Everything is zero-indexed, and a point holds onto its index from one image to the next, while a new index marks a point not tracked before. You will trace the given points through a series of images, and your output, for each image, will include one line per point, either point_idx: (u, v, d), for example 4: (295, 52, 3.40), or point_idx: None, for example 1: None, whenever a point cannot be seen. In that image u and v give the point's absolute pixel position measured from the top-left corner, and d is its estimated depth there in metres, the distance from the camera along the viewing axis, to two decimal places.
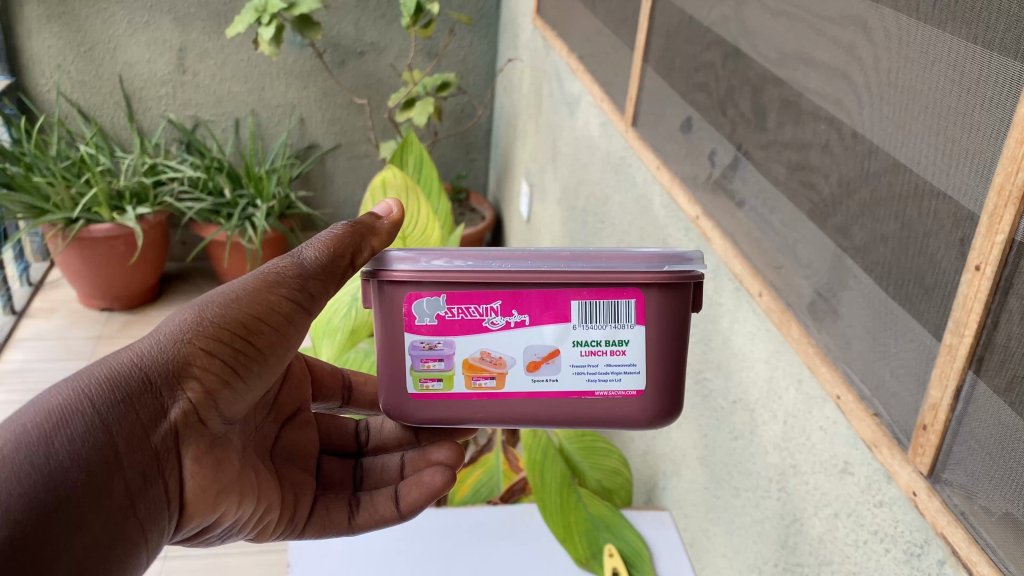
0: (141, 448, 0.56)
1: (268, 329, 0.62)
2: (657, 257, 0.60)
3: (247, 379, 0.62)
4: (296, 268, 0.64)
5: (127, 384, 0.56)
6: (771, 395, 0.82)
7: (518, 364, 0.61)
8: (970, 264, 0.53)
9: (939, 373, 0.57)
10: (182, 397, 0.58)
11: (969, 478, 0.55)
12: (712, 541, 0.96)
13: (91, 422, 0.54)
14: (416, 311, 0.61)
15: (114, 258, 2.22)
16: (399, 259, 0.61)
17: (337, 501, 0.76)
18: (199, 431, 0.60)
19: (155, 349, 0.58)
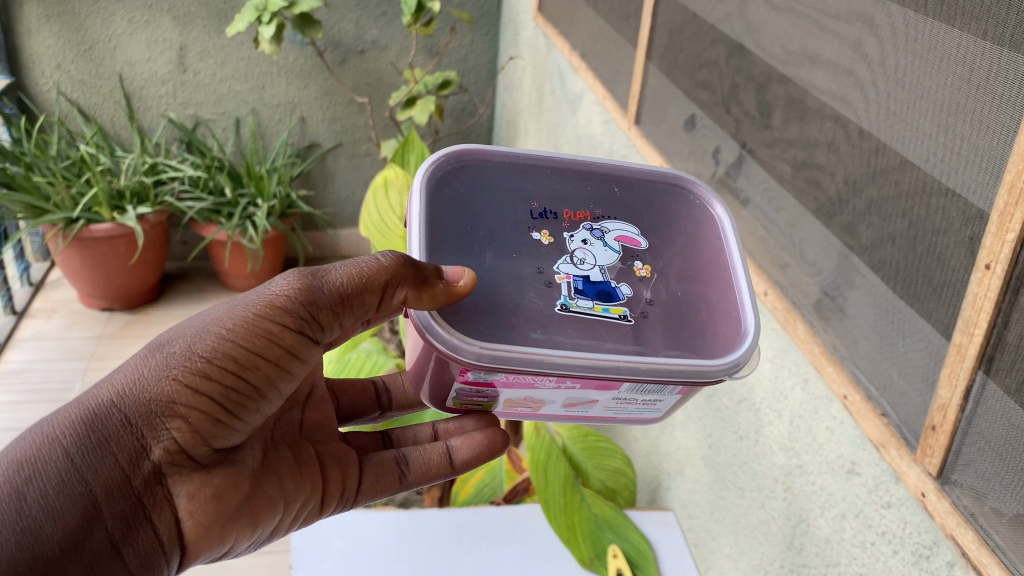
0: (123, 492, 0.54)
1: (266, 360, 0.58)
2: (719, 368, 0.60)
3: (242, 413, 0.58)
4: (304, 293, 0.58)
5: (105, 426, 0.54)
6: (777, 395, 0.81)
7: (557, 404, 0.63)
8: (980, 263, 0.53)
9: (949, 373, 0.56)
10: (166, 438, 0.55)
11: (979, 479, 0.54)
12: (716, 541, 0.95)
13: (65, 470, 0.52)
14: (471, 378, 0.59)
15: (114, 257, 2.22)
16: (457, 347, 0.56)
17: (383, 464, 0.73)
18: (190, 469, 0.57)
19: (140, 385, 0.55)
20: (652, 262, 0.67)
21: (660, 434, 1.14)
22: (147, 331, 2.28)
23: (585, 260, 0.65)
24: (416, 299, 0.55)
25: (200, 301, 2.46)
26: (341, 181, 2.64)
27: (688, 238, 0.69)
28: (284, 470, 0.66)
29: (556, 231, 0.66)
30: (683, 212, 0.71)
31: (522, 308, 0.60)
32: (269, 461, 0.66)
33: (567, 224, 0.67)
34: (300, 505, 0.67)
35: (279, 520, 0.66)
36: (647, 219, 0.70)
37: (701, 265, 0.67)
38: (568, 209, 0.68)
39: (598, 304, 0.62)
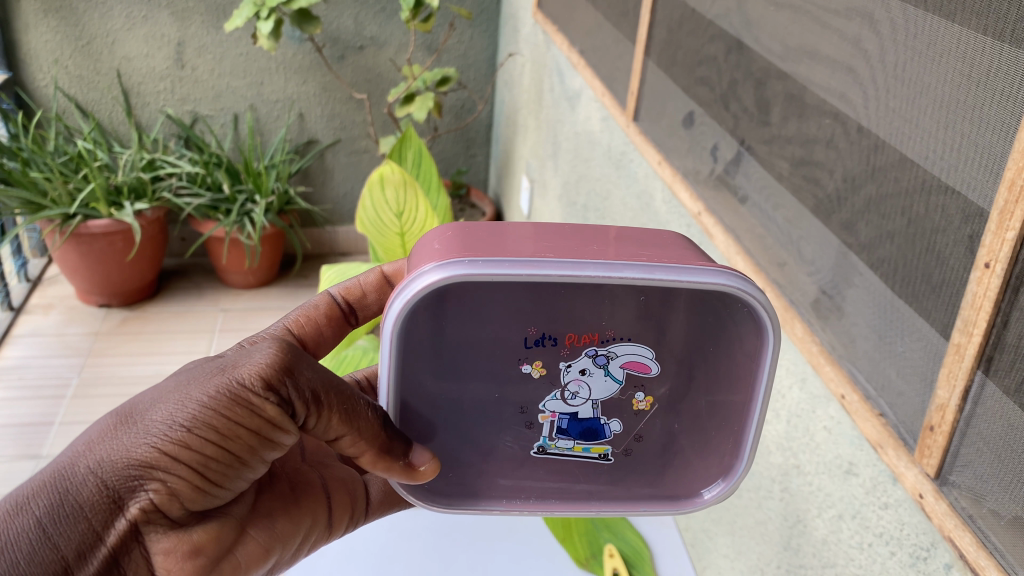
0: (95, 556, 0.49)
1: (255, 430, 0.52)
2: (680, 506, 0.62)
3: (221, 476, 0.52)
4: (281, 364, 0.52)
5: (78, 490, 0.49)
6: (775, 394, 0.80)
7: None
8: (980, 262, 0.52)
9: (947, 372, 0.55)
10: (142, 499, 0.50)
11: (977, 480, 0.53)
12: (713, 541, 0.94)
13: (35, 538, 0.48)
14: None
15: (112, 254, 2.21)
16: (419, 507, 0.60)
17: (389, 480, 0.69)
18: (168, 529, 0.52)
19: (117, 449, 0.49)
20: (656, 388, 0.58)
21: None
22: (144, 328, 2.27)
23: (578, 393, 0.58)
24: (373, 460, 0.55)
25: (198, 298, 2.45)
26: (340, 177, 2.63)
27: (721, 343, 0.57)
28: (278, 510, 0.60)
29: (550, 360, 0.57)
30: (727, 306, 0.55)
31: (496, 453, 0.60)
32: (261, 502, 0.60)
33: (567, 353, 0.56)
34: (301, 539, 0.61)
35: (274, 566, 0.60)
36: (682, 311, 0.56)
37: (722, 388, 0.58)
38: (572, 331, 0.56)
39: (579, 447, 0.59)
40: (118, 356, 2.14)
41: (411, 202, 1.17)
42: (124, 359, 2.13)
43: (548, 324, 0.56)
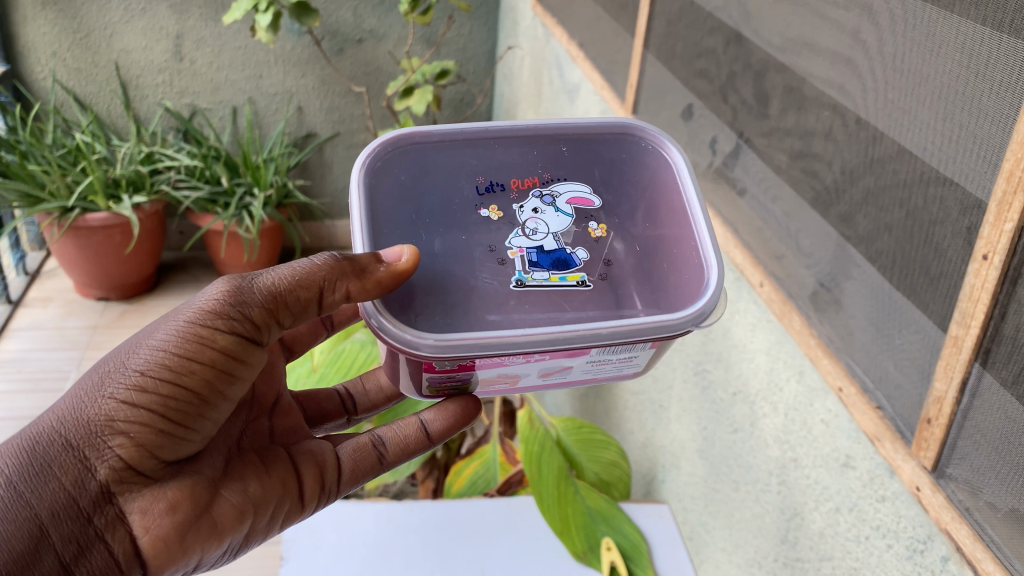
0: (70, 514, 0.54)
1: (204, 366, 0.58)
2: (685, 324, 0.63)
3: (186, 419, 0.58)
4: (226, 300, 0.60)
5: (46, 449, 0.55)
6: (772, 387, 0.80)
7: (534, 378, 0.65)
8: (977, 254, 0.52)
9: (945, 365, 0.55)
10: (108, 455, 0.56)
11: (974, 473, 0.53)
12: (711, 535, 0.94)
13: (9, 498, 0.53)
14: (439, 369, 0.62)
15: (110, 247, 2.21)
16: (415, 346, 0.58)
17: (360, 449, 0.72)
18: (142, 482, 0.57)
19: (78, 409, 0.56)
20: (605, 220, 0.72)
21: (656, 426, 1.13)
22: (142, 322, 2.27)
23: (538, 229, 0.70)
24: (361, 292, 0.59)
25: (196, 292, 2.45)
26: (339, 170, 2.63)
27: (635, 187, 0.75)
28: (250, 475, 0.65)
29: (504, 205, 0.71)
30: (632, 162, 0.75)
31: (477, 290, 0.65)
32: (232, 468, 0.65)
33: (516, 195, 0.72)
34: (273, 508, 0.66)
35: (252, 528, 0.64)
36: (598, 176, 0.74)
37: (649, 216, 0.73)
38: (516, 178, 0.72)
39: (555, 277, 0.67)
40: None
41: None
42: None
43: (495, 177, 0.72)
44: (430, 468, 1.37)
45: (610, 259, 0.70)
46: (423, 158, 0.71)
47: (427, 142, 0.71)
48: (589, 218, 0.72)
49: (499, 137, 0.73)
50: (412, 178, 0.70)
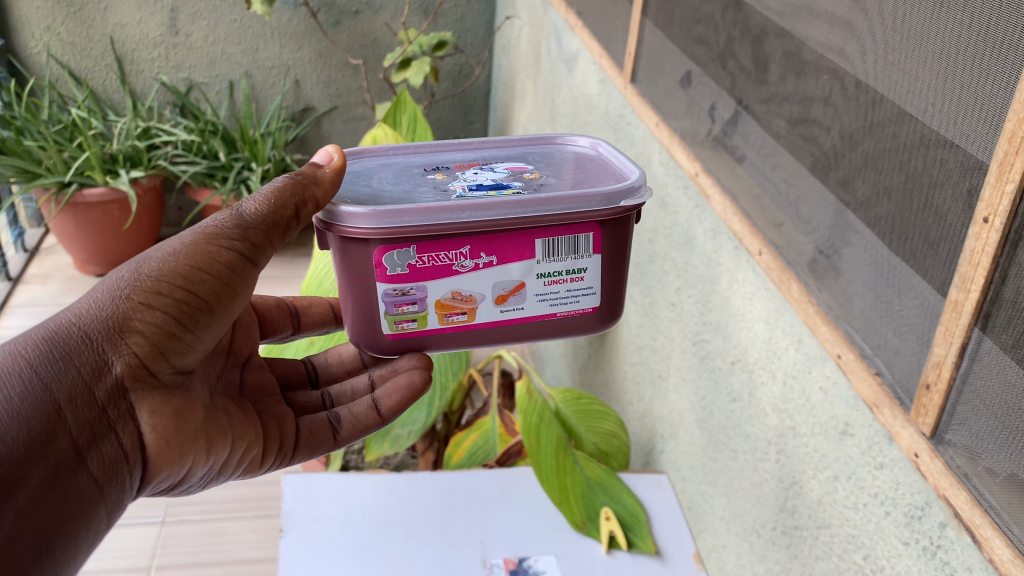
0: (88, 403, 0.56)
1: (209, 280, 0.61)
2: (607, 197, 0.64)
3: (193, 330, 0.61)
4: (232, 223, 0.63)
5: (66, 341, 0.56)
6: (770, 356, 0.79)
7: (487, 299, 0.64)
8: (978, 216, 0.51)
9: (944, 330, 0.54)
10: (127, 351, 0.58)
11: (974, 438, 0.53)
12: (710, 504, 0.94)
13: (32, 381, 0.54)
14: (387, 263, 0.61)
15: (108, 223, 2.21)
16: (354, 218, 0.60)
17: (317, 422, 0.76)
18: (151, 385, 0.60)
19: (95, 307, 0.58)
20: (541, 175, 0.72)
21: (655, 397, 1.12)
22: None
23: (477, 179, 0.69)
24: (325, 197, 0.63)
25: None
26: (337, 145, 2.61)
27: (570, 166, 0.75)
28: (229, 409, 0.69)
29: (448, 175, 0.71)
30: (561, 156, 0.78)
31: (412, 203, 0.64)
32: (216, 400, 0.68)
33: (459, 170, 0.72)
34: (247, 445, 0.69)
35: (229, 454, 0.68)
36: (533, 161, 0.76)
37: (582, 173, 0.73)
38: (457, 164, 0.73)
39: (492, 192, 0.65)
40: None
41: None
42: None
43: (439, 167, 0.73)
44: (430, 440, 1.37)
45: (544, 185, 0.69)
46: (373, 164, 0.73)
47: (378, 156, 0.74)
48: (521, 173, 0.71)
49: (442, 147, 0.76)
50: (362, 172, 0.71)
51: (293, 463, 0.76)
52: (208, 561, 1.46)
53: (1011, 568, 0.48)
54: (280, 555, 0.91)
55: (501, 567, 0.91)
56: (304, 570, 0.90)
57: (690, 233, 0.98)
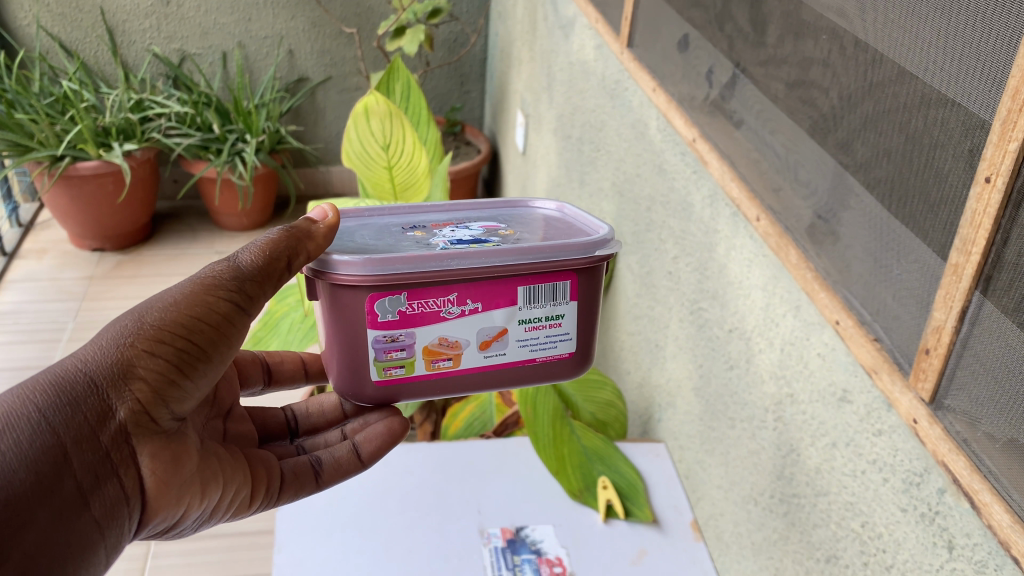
0: (90, 446, 0.54)
1: (211, 328, 0.59)
2: (585, 246, 0.64)
3: (194, 377, 0.59)
4: (230, 272, 0.61)
5: (70, 386, 0.54)
6: (767, 323, 0.78)
7: (472, 344, 0.64)
8: (980, 177, 0.49)
9: (944, 294, 0.53)
10: (130, 396, 0.55)
11: (974, 404, 0.52)
12: (707, 472, 0.94)
13: (37, 426, 0.52)
14: (378, 310, 0.61)
15: (102, 197, 2.19)
16: (346, 265, 0.60)
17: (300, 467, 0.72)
18: (152, 430, 0.57)
19: (98, 354, 0.56)
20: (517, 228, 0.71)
21: (652, 365, 1.12)
22: (139, 271, 2.26)
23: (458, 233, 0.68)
24: (317, 251, 0.63)
25: (192, 241, 2.43)
26: (333, 116, 2.58)
27: (541, 221, 0.75)
28: (229, 454, 0.66)
29: (428, 231, 0.70)
30: (528, 215, 0.77)
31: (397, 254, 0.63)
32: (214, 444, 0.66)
33: (436, 228, 0.71)
34: (243, 493, 0.67)
35: (228, 499, 0.65)
36: (505, 219, 0.75)
37: (557, 226, 0.73)
38: (434, 222, 0.72)
39: (475, 244, 0.65)
40: (113, 301, 2.12)
41: (397, 134, 1.13)
42: (120, 302, 2.12)
43: (418, 224, 0.72)
44: (427, 411, 1.36)
45: (522, 238, 0.69)
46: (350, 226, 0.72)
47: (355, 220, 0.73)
48: (496, 229, 0.71)
49: (417, 211, 0.75)
50: (340, 231, 0.70)
51: (278, 506, 0.71)
52: (208, 534, 1.46)
53: (1011, 534, 0.48)
54: (277, 527, 0.91)
55: (499, 537, 0.91)
56: (301, 542, 0.89)
57: (687, 200, 0.97)
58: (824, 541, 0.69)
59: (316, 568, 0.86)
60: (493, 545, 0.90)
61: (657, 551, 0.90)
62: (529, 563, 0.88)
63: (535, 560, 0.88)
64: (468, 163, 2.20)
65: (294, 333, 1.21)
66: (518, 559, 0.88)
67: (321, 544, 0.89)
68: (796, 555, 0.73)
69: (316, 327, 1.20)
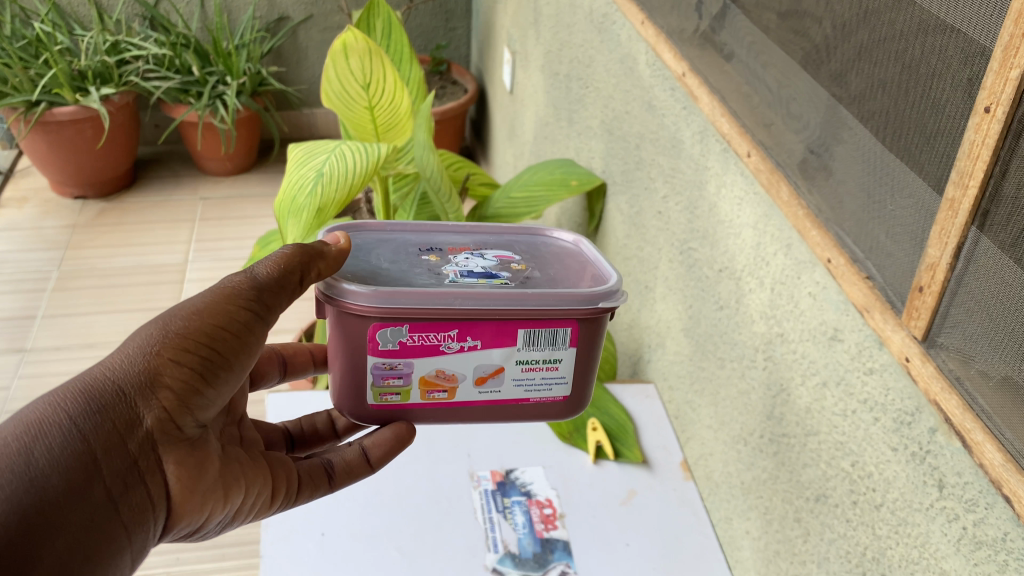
0: (119, 454, 0.51)
1: (233, 336, 0.57)
2: (588, 297, 0.62)
3: (217, 386, 0.56)
4: (248, 282, 0.59)
5: (98, 394, 0.52)
6: (758, 262, 0.77)
7: (468, 379, 0.62)
8: (979, 107, 0.47)
9: (939, 229, 0.52)
10: (155, 404, 0.53)
11: (967, 342, 0.51)
12: (697, 412, 0.93)
13: (67, 434, 0.50)
14: (380, 339, 0.60)
15: (81, 143, 2.14)
16: (354, 294, 0.59)
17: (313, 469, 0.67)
18: (178, 439, 0.55)
19: (124, 362, 0.53)
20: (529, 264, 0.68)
21: (642, 307, 1.10)
22: (122, 219, 2.22)
23: (469, 263, 0.66)
24: (330, 269, 0.61)
25: (175, 187, 2.39)
26: (315, 56, 2.52)
27: (558, 254, 0.72)
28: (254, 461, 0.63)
29: (443, 255, 0.68)
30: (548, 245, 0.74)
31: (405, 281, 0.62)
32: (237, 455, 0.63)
33: (452, 253, 0.69)
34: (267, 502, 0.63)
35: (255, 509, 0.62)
36: (521, 249, 0.72)
37: (572, 263, 0.70)
38: (452, 247, 0.70)
39: (483, 280, 0.63)
40: (98, 249, 2.09)
41: (378, 72, 1.08)
42: (104, 251, 2.09)
43: (436, 246, 0.70)
44: None
45: (531, 277, 0.66)
46: (366, 242, 0.69)
47: (374, 233, 0.70)
48: (510, 262, 0.68)
49: (436, 229, 0.72)
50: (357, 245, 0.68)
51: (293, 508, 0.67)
52: None
53: (1003, 473, 0.47)
54: None
55: (488, 480, 0.92)
56: None
57: (676, 137, 0.95)
58: (813, 481, 0.68)
59: (305, 514, 0.86)
60: (483, 488, 0.90)
61: (646, 492, 0.91)
62: (519, 508, 0.88)
63: (526, 506, 0.89)
64: (454, 103, 2.16)
65: None
66: (508, 505, 0.88)
67: None
68: (785, 494, 0.73)
69: None
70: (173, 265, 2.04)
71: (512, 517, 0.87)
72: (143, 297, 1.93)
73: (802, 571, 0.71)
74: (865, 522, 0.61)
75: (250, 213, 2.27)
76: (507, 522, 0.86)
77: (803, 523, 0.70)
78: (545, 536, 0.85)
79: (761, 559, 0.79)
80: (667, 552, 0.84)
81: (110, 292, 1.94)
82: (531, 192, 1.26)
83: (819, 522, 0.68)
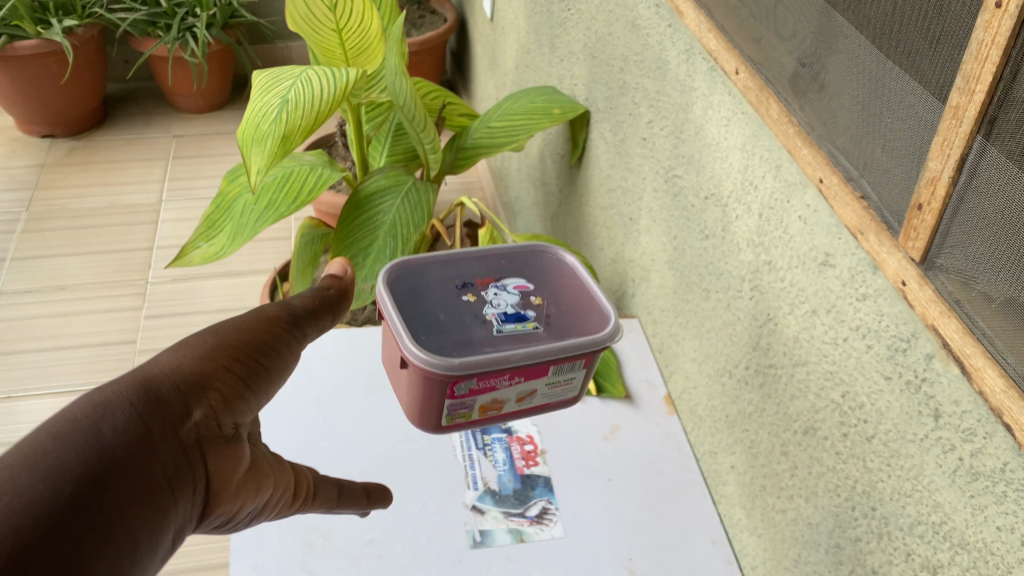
0: (173, 437, 0.45)
1: (266, 352, 0.54)
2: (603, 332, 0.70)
3: (254, 396, 0.52)
4: (279, 305, 0.57)
5: (151, 381, 0.46)
6: (746, 186, 0.73)
7: (514, 401, 0.71)
8: (989, 2, 0.43)
9: (941, 140, 0.48)
10: (205, 403, 0.48)
11: (969, 262, 0.47)
12: (681, 346, 0.90)
13: (125, 412, 0.43)
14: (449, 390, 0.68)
15: (45, 78, 2.06)
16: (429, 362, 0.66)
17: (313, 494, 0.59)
18: (225, 442, 0.49)
19: (171, 361, 0.48)
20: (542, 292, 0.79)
21: (625, 239, 1.06)
22: (92, 157, 2.14)
23: (496, 300, 0.77)
24: (344, 308, 0.61)
25: (147, 124, 2.30)
26: None
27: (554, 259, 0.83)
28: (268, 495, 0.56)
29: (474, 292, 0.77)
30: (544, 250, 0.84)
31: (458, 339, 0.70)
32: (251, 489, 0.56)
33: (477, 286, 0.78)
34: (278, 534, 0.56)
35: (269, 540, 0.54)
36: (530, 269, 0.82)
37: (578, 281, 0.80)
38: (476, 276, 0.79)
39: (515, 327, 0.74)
40: (67, 189, 2.02)
41: None
42: (74, 190, 2.02)
43: (463, 275, 0.79)
44: None
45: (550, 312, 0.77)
46: (409, 280, 0.77)
47: (412, 268, 0.78)
48: (528, 294, 0.78)
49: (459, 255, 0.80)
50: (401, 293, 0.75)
51: None
52: None
53: (1005, 400, 0.44)
54: None
55: None
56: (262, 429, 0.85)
57: (661, 57, 0.89)
58: (801, 414, 0.65)
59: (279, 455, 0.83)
60: None
61: (629, 427, 0.89)
62: (502, 448, 0.86)
63: (509, 446, 0.87)
64: (432, 33, 2.08)
65: (246, 214, 1.14)
66: (490, 444, 0.86)
67: (284, 431, 0.85)
68: (772, 427, 0.71)
69: (274, 212, 1.14)
70: (146, 205, 1.98)
71: (494, 456, 0.85)
72: (116, 237, 1.87)
73: (789, 506, 0.68)
74: (855, 455, 0.59)
75: (225, 151, 2.20)
76: (488, 462, 0.84)
77: (790, 457, 0.68)
78: (525, 473, 0.84)
79: (746, 495, 0.76)
80: (650, 487, 0.83)
81: (82, 233, 1.88)
82: (512, 121, 1.21)
83: (807, 456, 0.65)
